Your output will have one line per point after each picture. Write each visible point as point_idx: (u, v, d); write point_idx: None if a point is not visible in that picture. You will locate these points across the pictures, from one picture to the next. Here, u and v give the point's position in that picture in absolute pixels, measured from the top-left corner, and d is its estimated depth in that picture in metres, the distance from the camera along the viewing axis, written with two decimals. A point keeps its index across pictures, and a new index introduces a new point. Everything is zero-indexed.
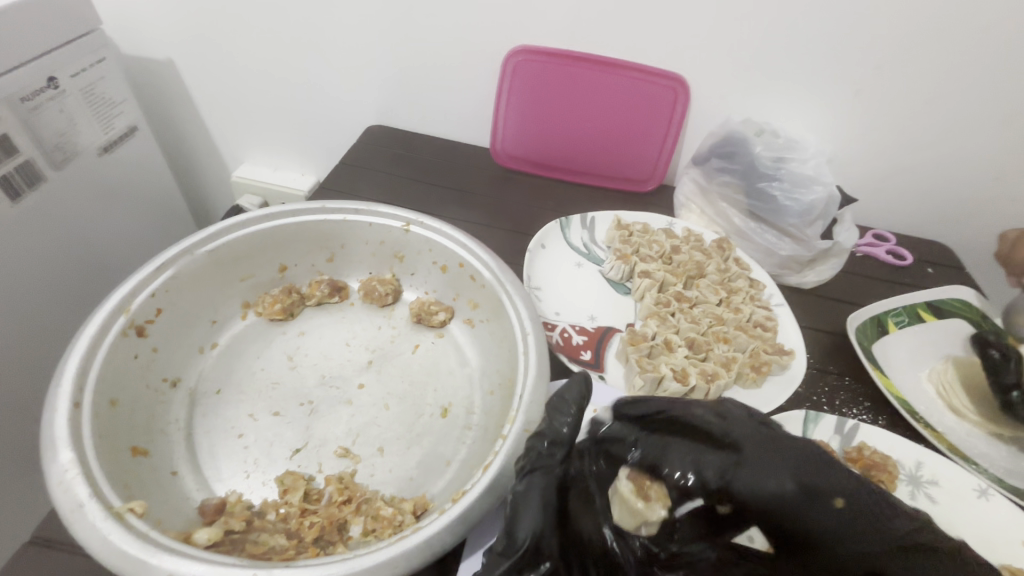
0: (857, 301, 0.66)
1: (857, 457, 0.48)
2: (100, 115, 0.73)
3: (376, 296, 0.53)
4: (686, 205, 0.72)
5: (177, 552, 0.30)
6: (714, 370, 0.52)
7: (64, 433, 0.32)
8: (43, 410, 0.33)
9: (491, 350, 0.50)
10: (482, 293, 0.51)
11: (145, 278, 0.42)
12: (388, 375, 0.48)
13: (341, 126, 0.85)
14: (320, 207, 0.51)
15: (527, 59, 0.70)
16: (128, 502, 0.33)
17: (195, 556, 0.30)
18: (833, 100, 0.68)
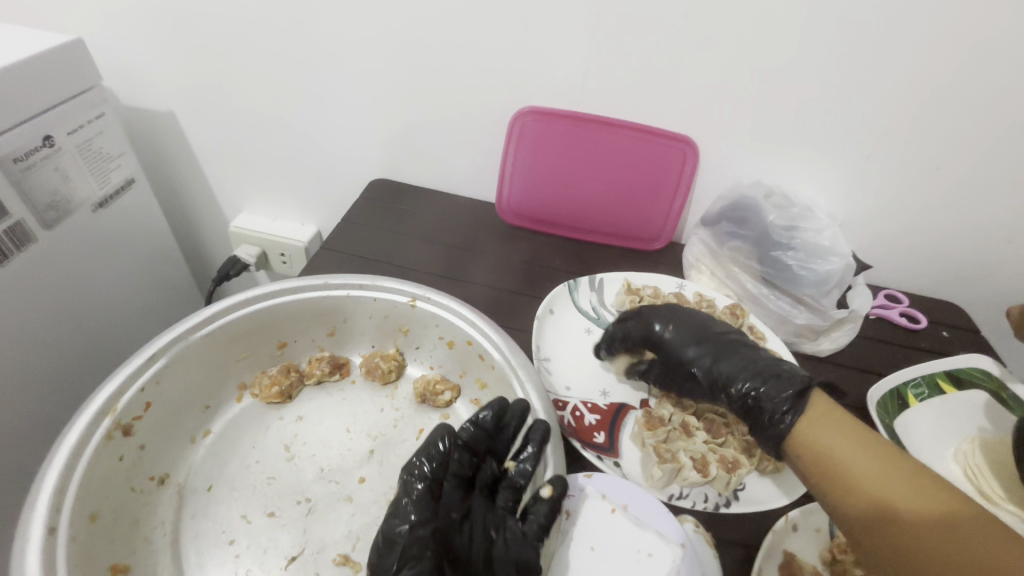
0: (875, 371, 0.64)
1: None
2: (96, 171, 0.71)
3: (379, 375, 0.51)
4: (695, 265, 0.70)
5: None
6: (735, 458, 0.49)
7: (37, 567, 0.29)
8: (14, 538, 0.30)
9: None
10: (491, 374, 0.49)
11: (134, 371, 0.39)
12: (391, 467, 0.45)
13: (344, 179, 0.84)
14: (323, 282, 0.49)
15: (534, 120, 0.69)
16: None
17: None
18: (844, 164, 0.68)
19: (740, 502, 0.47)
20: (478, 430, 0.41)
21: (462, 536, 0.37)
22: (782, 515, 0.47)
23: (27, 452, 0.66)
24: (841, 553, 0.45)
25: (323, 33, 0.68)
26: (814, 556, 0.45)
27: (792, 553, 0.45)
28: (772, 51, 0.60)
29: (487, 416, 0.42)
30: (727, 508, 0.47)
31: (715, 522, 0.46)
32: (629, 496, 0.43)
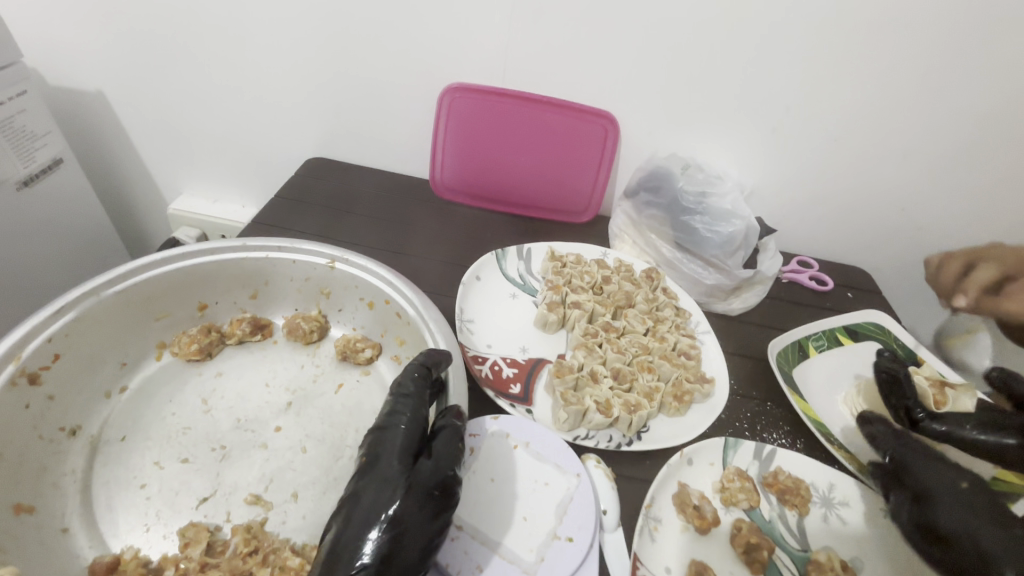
0: (781, 327, 0.69)
1: (773, 482, 0.50)
2: (20, 149, 0.70)
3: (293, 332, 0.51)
4: (619, 236, 0.74)
5: None
6: (637, 401, 0.52)
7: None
8: None
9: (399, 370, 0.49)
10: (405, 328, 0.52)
11: (41, 322, 0.40)
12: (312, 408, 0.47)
13: (282, 159, 0.85)
14: (241, 244, 0.51)
15: (461, 97, 0.72)
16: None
17: None
18: (751, 137, 0.72)
19: (642, 441, 0.51)
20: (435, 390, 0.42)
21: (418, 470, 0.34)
22: (677, 451, 0.50)
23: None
24: (729, 482, 0.49)
25: (248, 10, 0.69)
26: (706, 486, 0.49)
27: (684, 484, 0.48)
28: (677, 28, 0.64)
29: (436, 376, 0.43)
30: (628, 446, 0.50)
31: (616, 459, 0.50)
32: (532, 435, 0.46)
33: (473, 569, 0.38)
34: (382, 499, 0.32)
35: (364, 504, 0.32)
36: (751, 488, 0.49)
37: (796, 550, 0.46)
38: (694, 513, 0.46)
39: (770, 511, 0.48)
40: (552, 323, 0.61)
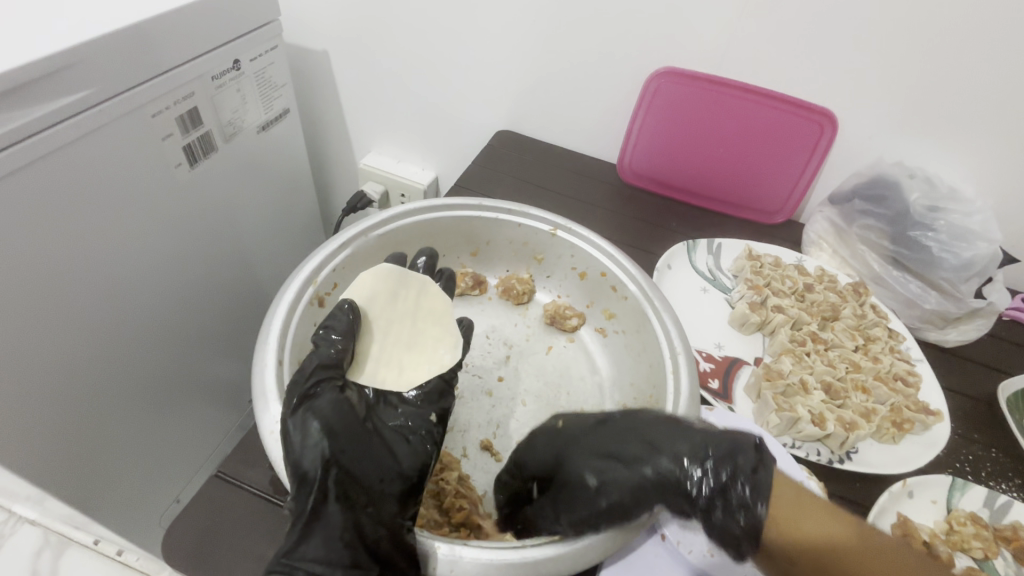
0: (1007, 371, 0.60)
1: (1012, 536, 0.45)
2: (265, 97, 0.79)
3: (402, 302, 0.48)
4: (816, 242, 0.70)
5: None
6: (853, 419, 0.49)
7: (272, 388, 0.38)
8: (256, 365, 0.39)
9: (414, 346, 0.46)
10: (423, 294, 0.48)
11: (331, 252, 0.47)
12: (388, 356, 0.45)
13: (471, 128, 0.89)
14: (477, 204, 0.55)
15: (669, 82, 0.70)
16: None
17: None
18: (1002, 150, 0.63)
19: (854, 462, 0.48)
20: (345, 355, 0.41)
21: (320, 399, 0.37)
22: (897, 481, 0.47)
23: (204, 341, 0.78)
24: (960, 525, 0.45)
25: None
26: (930, 523, 0.45)
27: (907, 517, 0.45)
28: (948, 23, 0.57)
29: (339, 333, 0.41)
30: (841, 464, 0.48)
31: (826, 475, 0.47)
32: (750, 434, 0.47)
33: (702, 552, 0.40)
34: (309, 417, 0.35)
35: (344, 439, 0.36)
36: (989, 537, 0.44)
37: None
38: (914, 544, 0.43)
39: (1006, 568, 0.44)
40: (752, 324, 0.59)
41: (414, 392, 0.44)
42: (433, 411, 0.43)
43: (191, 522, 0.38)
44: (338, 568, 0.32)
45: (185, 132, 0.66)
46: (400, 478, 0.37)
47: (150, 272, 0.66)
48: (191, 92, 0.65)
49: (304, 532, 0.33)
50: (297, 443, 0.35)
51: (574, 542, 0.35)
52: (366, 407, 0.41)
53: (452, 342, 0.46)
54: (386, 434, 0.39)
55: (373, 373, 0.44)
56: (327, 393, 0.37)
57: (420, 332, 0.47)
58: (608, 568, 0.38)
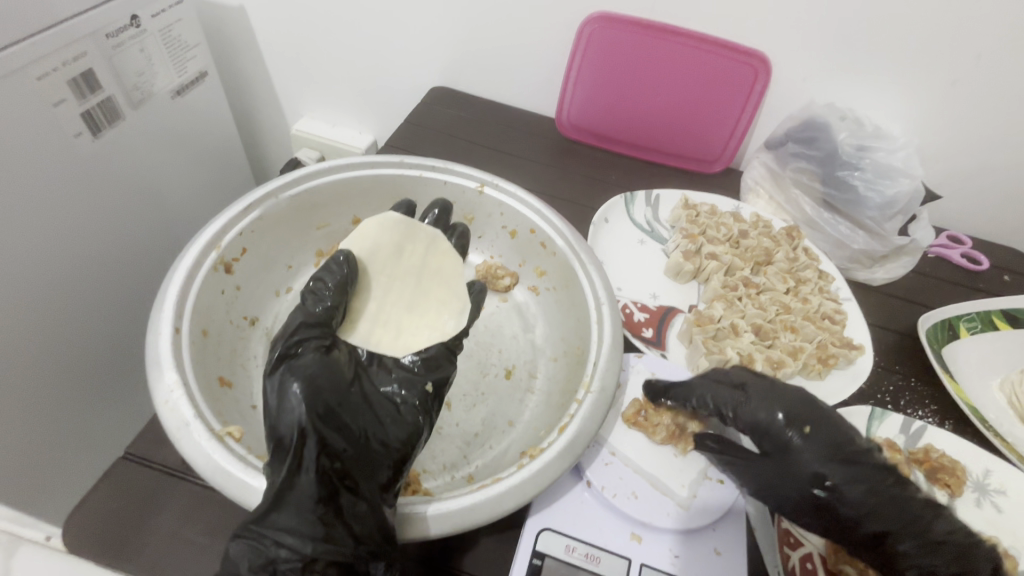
0: (928, 305, 0.62)
1: (924, 458, 0.46)
2: (175, 58, 0.73)
3: (408, 258, 0.47)
4: (753, 189, 0.70)
5: (245, 459, 0.34)
6: (780, 358, 0.51)
7: (167, 357, 0.36)
8: (149, 334, 0.37)
9: (414, 308, 0.46)
10: (431, 248, 0.48)
11: (235, 216, 0.45)
12: (386, 316, 0.45)
13: (405, 87, 0.85)
14: (398, 161, 0.52)
15: (603, 28, 0.67)
16: (224, 426, 0.36)
17: (239, 454, 0.34)
18: (929, 86, 0.63)
19: None
20: (334, 312, 0.40)
21: (305, 356, 0.37)
22: None
23: (137, 324, 0.75)
24: None
25: None
26: None
27: None
28: None
29: (332, 287, 0.40)
30: None
31: None
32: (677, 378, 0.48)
33: (627, 495, 0.40)
34: (294, 372, 0.35)
35: (326, 397, 0.35)
36: (901, 461, 0.45)
37: None
38: (845, 563, 0.38)
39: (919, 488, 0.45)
40: (686, 273, 0.60)
41: (412, 357, 0.42)
42: (430, 380, 0.41)
43: (100, 506, 0.37)
44: (310, 540, 0.31)
45: (82, 97, 0.60)
46: (389, 449, 0.36)
47: (61, 254, 0.61)
48: (83, 52, 0.59)
49: (276, 500, 0.31)
50: (275, 406, 0.34)
51: (494, 489, 0.35)
52: (356, 369, 0.40)
53: (457, 307, 0.46)
54: (374, 398, 0.39)
55: (368, 333, 0.44)
56: (304, 349, 0.37)
57: (425, 293, 0.46)
58: (533, 517, 0.39)
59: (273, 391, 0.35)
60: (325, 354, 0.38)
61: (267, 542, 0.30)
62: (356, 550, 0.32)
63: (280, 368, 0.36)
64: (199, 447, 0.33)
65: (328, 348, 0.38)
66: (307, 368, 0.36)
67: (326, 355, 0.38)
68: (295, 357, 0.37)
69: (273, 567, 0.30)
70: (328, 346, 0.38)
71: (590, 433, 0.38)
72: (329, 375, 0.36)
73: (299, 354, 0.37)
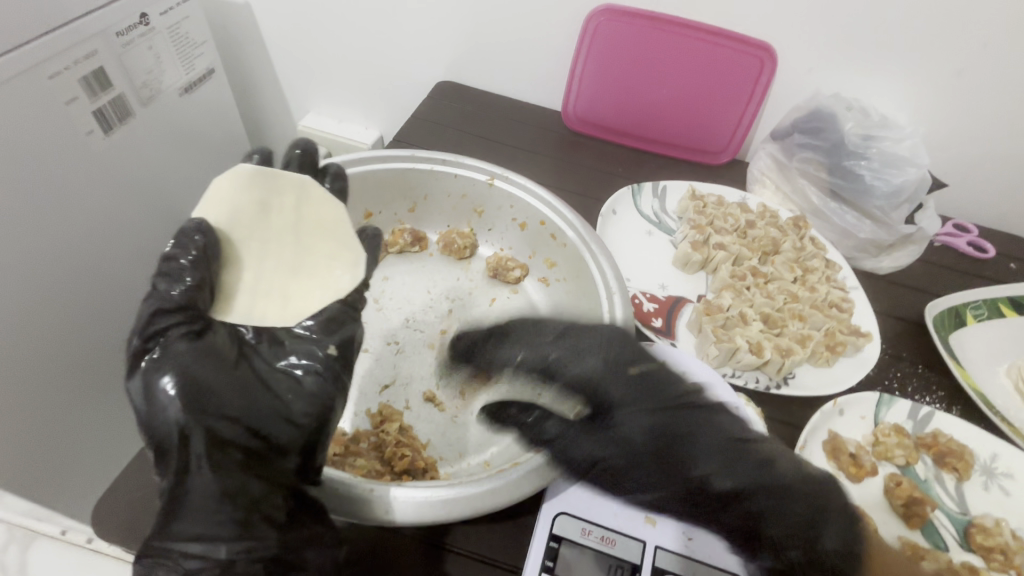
0: (935, 293, 0.63)
1: (932, 443, 0.47)
2: (182, 56, 0.73)
3: (277, 215, 0.39)
4: (760, 179, 0.70)
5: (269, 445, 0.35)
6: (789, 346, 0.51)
7: None
8: None
9: (301, 271, 0.39)
10: (302, 195, 0.40)
11: None
12: (267, 285, 0.38)
13: (411, 81, 0.85)
14: (409, 155, 0.53)
15: (608, 20, 0.67)
16: None
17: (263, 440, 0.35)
18: (935, 75, 0.63)
19: (789, 386, 0.50)
20: (197, 290, 0.34)
21: (177, 346, 0.33)
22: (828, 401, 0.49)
23: None
24: (885, 436, 0.46)
25: None
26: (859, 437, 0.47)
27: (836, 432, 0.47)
28: None
29: (187, 263, 0.34)
30: (776, 389, 0.50)
31: (766, 401, 0.49)
32: None
33: None
34: (156, 367, 0.32)
35: (209, 389, 0.33)
36: (910, 446, 0.46)
37: (955, 512, 0.44)
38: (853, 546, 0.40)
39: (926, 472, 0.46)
40: (694, 263, 0.60)
41: (308, 323, 0.39)
42: (330, 344, 0.39)
43: (125, 494, 0.38)
44: (224, 543, 0.32)
45: (93, 96, 0.60)
46: (292, 429, 0.36)
47: (75, 251, 0.62)
48: (93, 50, 0.59)
49: (177, 507, 0.32)
50: (145, 407, 0.32)
51: (513, 474, 0.36)
52: (240, 350, 0.37)
53: (349, 258, 0.40)
54: (269, 377, 0.37)
55: (250, 306, 0.37)
56: (169, 336, 0.34)
57: (307, 251, 0.40)
58: (549, 501, 0.40)
59: (138, 392, 0.33)
60: (195, 338, 0.34)
61: (176, 552, 0.32)
62: (272, 543, 0.34)
63: (147, 363, 0.33)
64: None
65: (203, 330, 0.35)
66: (177, 361, 0.33)
67: (197, 340, 0.34)
68: (150, 348, 0.33)
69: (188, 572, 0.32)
70: (201, 328, 0.35)
71: (605, 419, 0.39)
72: (202, 365, 0.34)
73: (161, 344, 0.33)
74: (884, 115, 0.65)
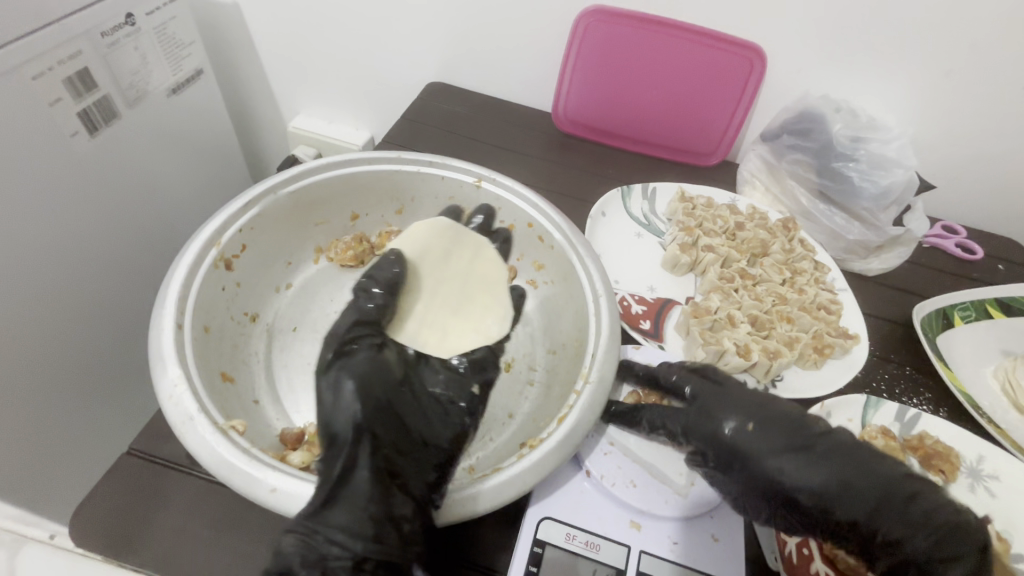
0: (923, 295, 0.63)
1: (918, 445, 0.47)
2: (170, 56, 0.73)
3: (455, 262, 0.52)
4: (749, 181, 0.71)
5: (248, 451, 0.34)
6: (777, 348, 0.51)
7: (170, 352, 0.36)
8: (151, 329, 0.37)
9: (459, 313, 0.50)
10: (478, 256, 0.53)
11: (235, 213, 0.45)
12: (432, 317, 0.49)
13: (401, 82, 0.84)
14: (395, 156, 0.53)
15: (598, 21, 0.67)
16: (226, 420, 0.36)
17: (242, 447, 0.34)
18: (923, 77, 0.64)
19: (778, 388, 0.51)
20: (383, 311, 0.45)
21: (356, 358, 0.39)
22: (815, 403, 0.49)
23: (137, 322, 0.75)
24: (871, 439, 0.46)
25: None
26: None
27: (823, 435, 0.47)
28: None
29: (380, 292, 0.46)
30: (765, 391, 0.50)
31: None
32: None
33: (625, 483, 0.41)
34: (346, 372, 0.37)
35: (384, 399, 0.38)
36: (896, 447, 0.46)
37: None
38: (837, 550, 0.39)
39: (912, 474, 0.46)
40: (683, 265, 0.60)
41: (459, 359, 0.47)
42: (475, 382, 0.46)
43: (104, 501, 0.38)
44: (360, 539, 0.32)
45: (77, 96, 0.60)
46: (438, 448, 0.38)
47: (60, 253, 0.61)
48: (78, 50, 0.59)
49: (330, 498, 0.33)
50: (330, 404, 0.36)
51: (494, 480, 0.35)
52: (405, 369, 0.43)
53: (499, 313, 0.51)
54: (425, 400, 0.41)
55: (415, 334, 0.48)
56: (358, 351, 0.40)
57: (468, 297, 0.51)
58: (533, 506, 0.39)
59: (327, 389, 0.37)
60: (380, 357, 0.40)
61: (320, 538, 0.32)
62: (402, 551, 0.33)
63: (333, 369, 0.38)
64: (205, 441, 0.34)
65: (375, 348, 0.41)
66: (360, 370, 0.38)
67: (378, 358, 0.40)
68: (346, 356, 0.39)
69: (323, 563, 0.31)
70: (382, 348, 0.42)
71: (590, 422, 0.39)
72: (374, 376, 0.38)
73: (353, 356, 0.39)
74: (873, 117, 0.65)
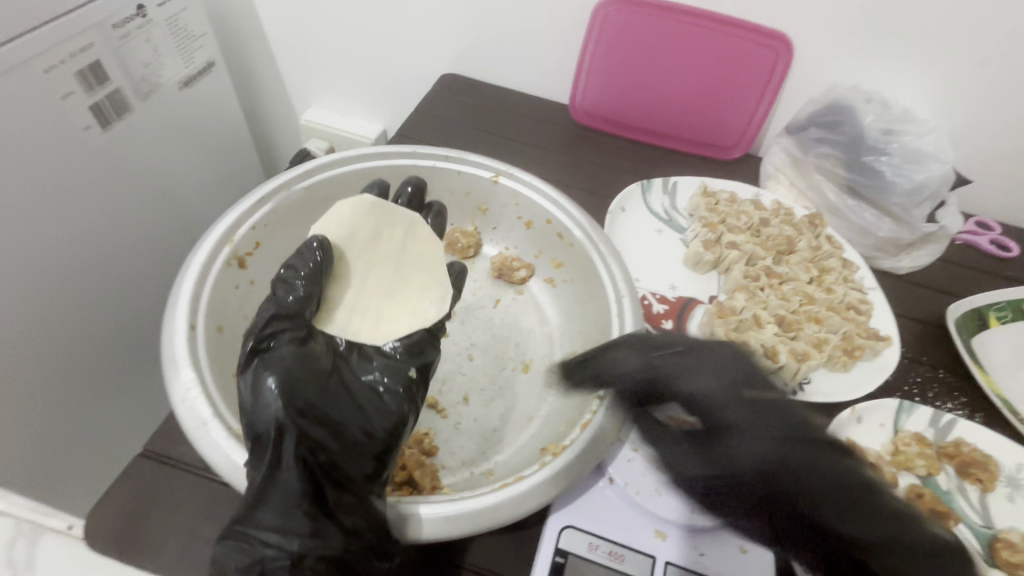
0: (956, 294, 0.61)
1: (955, 452, 0.45)
2: (181, 48, 0.72)
3: (386, 243, 0.45)
4: (774, 175, 0.68)
5: None
6: (805, 350, 0.50)
7: (183, 355, 0.36)
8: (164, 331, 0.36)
9: (395, 295, 0.44)
10: (411, 232, 0.46)
11: (247, 210, 0.44)
12: (365, 303, 0.43)
13: (414, 74, 0.83)
14: (411, 152, 0.51)
15: (618, 10, 0.65)
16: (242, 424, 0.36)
17: None
18: (961, 66, 0.61)
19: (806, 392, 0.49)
20: (307, 301, 0.37)
21: (279, 348, 0.34)
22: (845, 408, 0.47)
23: (151, 317, 0.75)
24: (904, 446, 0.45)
25: None
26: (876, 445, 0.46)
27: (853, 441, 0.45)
28: None
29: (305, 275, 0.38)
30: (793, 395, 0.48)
31: None
32: None
33: (651, 491, 0.39)
34: (263, 369, 0.32)
35: (302, 392, 0.33)
36: (932, 455, 0.45)
37: (978, 525, 0.42)
38: None
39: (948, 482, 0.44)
40: (705, 263, 0.58)
41: (393, 343, 0.41)
42: (412, 366, 0.40)
43: (119, 503, 0.37)
44: (296, 539, 0.31)
45: (89, 89, 0.59)
46: (374, 443, 0.35)
47: (73, 248, 0.61)
48: (89, 43, 0.58)
49: (259, 499, 0.31)
50: (250, 402, 0.32)
51: (518, 489, 0.35)
52: (334, 359, 0.38)
53: (439, 294, 0.44)
54: (356, 387, 0.37)
55: (346, 322, 0.42)
56: (279, 339, 0.35)
57: (405, 279, 0.45)
58: (555, 514, 0.38)
59: (247, 389, 0.32)
60: (300, 345, 0.35)
61: (253, 540, 0.31)
62: (348, 544, 0.32)
63: (257, 360, 0.33)
64: (219, 447, 0.33)
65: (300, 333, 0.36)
66: (281, 363, 0.33)
67: (301, 345, 0.35)
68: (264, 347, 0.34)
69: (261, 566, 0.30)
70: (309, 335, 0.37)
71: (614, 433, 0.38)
72: (293, 363, 0.34)
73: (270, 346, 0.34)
74: (906, 108, 0.62)
